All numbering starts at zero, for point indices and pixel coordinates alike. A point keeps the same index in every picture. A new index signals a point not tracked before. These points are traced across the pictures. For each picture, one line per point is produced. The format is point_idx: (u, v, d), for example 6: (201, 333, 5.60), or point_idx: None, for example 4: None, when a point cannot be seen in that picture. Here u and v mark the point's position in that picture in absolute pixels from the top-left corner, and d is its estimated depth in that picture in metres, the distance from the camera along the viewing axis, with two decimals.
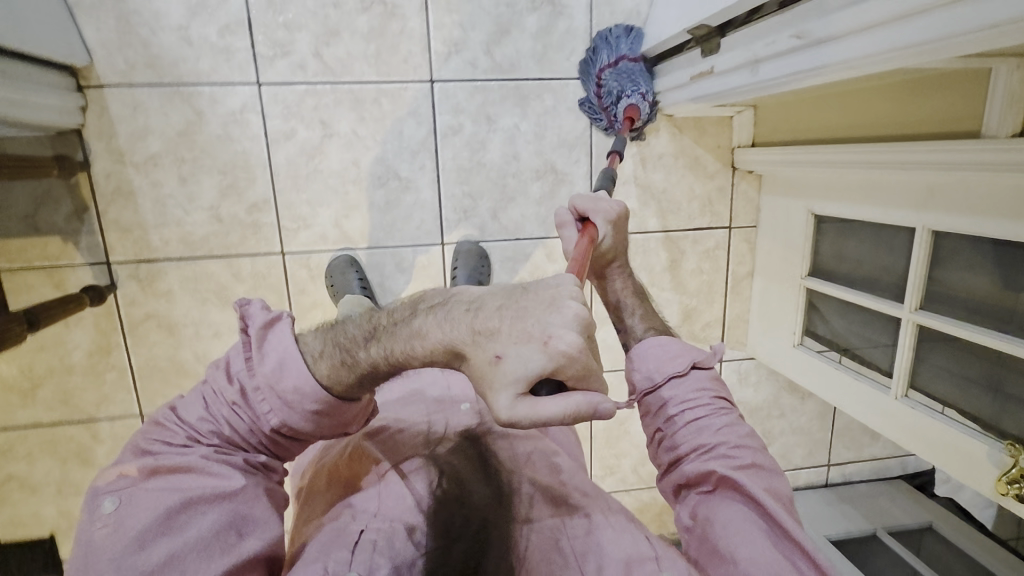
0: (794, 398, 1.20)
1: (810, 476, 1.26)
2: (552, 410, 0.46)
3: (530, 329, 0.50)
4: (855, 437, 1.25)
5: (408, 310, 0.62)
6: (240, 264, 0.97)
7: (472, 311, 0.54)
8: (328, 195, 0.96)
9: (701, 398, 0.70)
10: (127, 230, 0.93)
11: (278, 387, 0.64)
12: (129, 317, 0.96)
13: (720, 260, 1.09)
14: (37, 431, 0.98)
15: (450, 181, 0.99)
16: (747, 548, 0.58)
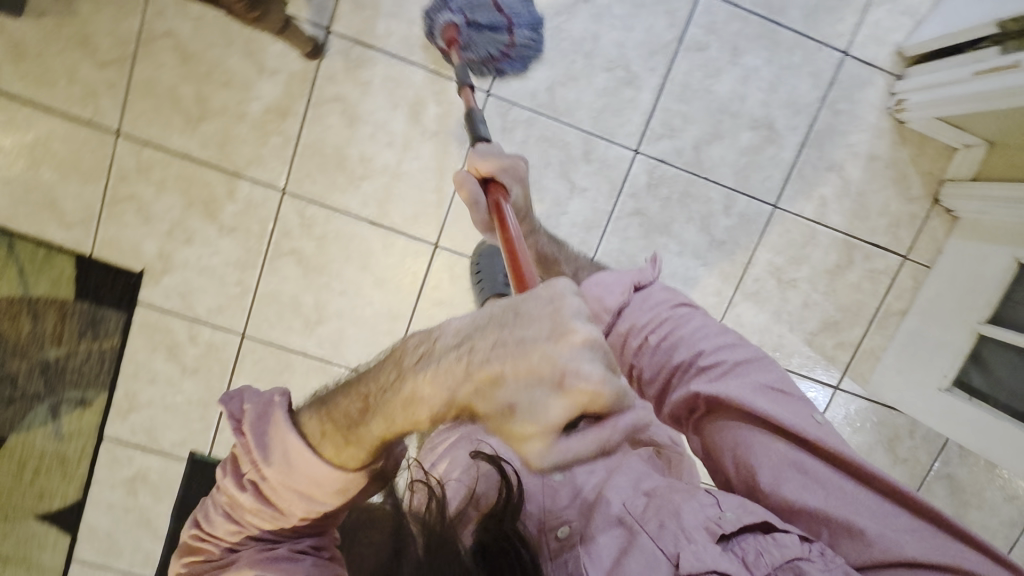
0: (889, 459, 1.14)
1: None
2: (574, 450, 0.42)
3: (536, 359, 0.42)
4: None
5: (393, 367, 0.51)
6: (445, 86, 0.97)
7: (468, 356, 0.45)
8: (556, 56, 0.97)
9: (659, 318, 0.70)
10: (360, 6, 0.94)
11: (291, 480, 0.58)
12: (319, 92, 0.96)
13: (881, 286, 1.06)
14: (181, 162, 0.97)
15: (654, 79, 0.98)
16: (770, 453, 0.58)
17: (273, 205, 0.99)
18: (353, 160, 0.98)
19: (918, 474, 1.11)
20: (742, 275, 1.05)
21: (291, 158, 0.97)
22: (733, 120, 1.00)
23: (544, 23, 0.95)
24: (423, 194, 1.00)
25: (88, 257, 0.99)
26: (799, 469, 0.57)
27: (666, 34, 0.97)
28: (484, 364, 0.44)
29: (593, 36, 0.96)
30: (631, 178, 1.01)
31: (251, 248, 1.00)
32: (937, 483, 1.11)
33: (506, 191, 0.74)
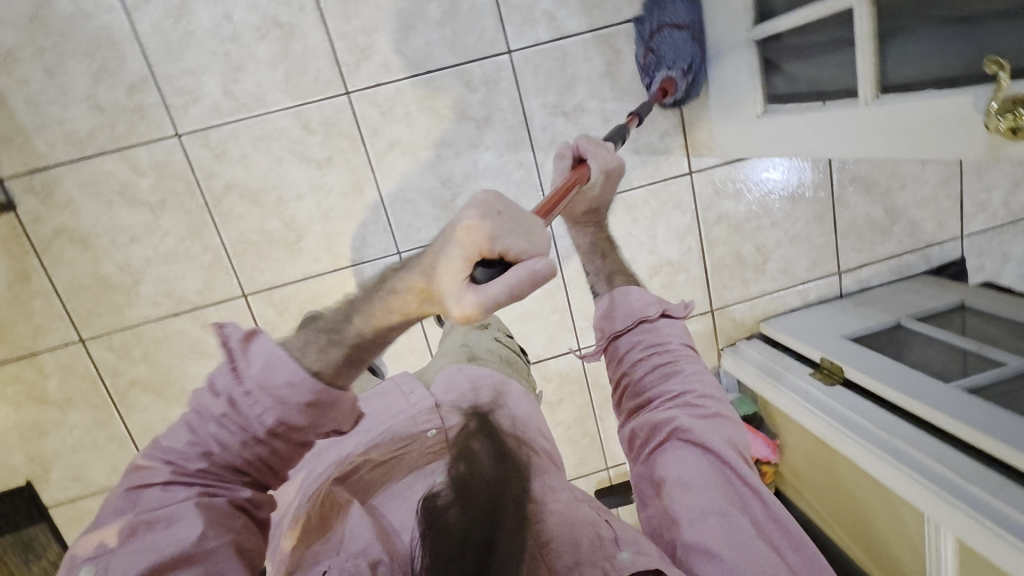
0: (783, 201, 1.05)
1: (820, 291, 1.11)
2: (486, 295, 0.44)
3: (438, 240, 0.47)
4: (863, 236, 1.08)
5: (377, 274, 0.54)
6: (137, 155, 0.91)
7: (411, 252, 0.51)
8: (209, 59, 0.89)
9: (671, 347, 0.73)
10: (8, 139, 0.89)
11: (271, 384, 0.49)
12: (37, 237, 0.92)
13: None
14: None
15: (310, 15, 0.89)
16: (701, 495, 0.60)
17: (84, 357, 0.98)
18: (115, 274, 0.95)
19: (820, 196, 1.06)
20: (526, 135, 0.98)
21: (65, 308, 0.95)
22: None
23: (171, 36, 0.88)
24: (197, 264, 0.96)
25: None
26: (722, 515, 0.59)
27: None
28: (428, 244, 0.48)
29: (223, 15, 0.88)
30: (363, 119, 0.94)
31: (98, 404, 1.00)
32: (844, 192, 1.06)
33: (589, 172, 0.71)
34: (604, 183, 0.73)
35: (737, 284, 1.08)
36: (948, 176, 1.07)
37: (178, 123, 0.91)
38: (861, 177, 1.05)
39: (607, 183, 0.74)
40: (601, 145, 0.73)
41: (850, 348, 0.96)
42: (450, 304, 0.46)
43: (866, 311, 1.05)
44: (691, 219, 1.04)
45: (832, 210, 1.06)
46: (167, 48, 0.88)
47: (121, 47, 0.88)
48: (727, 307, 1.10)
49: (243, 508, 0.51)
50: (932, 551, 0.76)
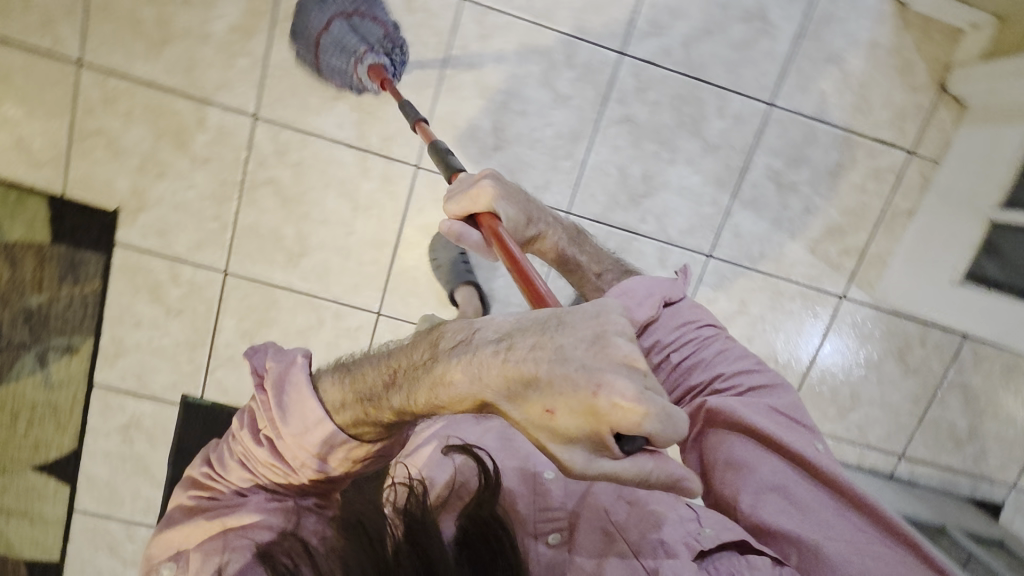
0: (897, 368, 1.19)
1: (878, 463, 1.24)
2: (614, 467, 0.40)
3: (575, 374, 0.39)
4: (937, 437, 1.24)
5: (428, 349, 0.51)
6: (376, 163, 1.02)
7: (504, 353, 0.44)
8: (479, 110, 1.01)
9: (682, 337, 0.75)
10: (281, 98, 0.99)
11: (307, 442, 0.61)
12: (251, 177, 1.02)
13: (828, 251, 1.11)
14: (124, 253, 1.04)
15: (590, 103, 1.02)
16: (756, 475, 0.66)
17: (216, 285, 1.06)
18: (290, 237, 1.05)
19: (927, 381, 1.20)
20: (706, 259, 1.10)
21: (230, 242, 1.04)
22: (674, 104, 1.03)
23: (489, 77, 1.00)
24: (372, 245, 1.06)
25: (61, 383, 1.09)
26: (782, 492, 0.66)
27: (607, 52, 1.00)
28: (521, 364, 0.42)
29: (527, 70, 1.00)
30: (579, 203, 1.06)
31: (199, 328, 1.08)
32: (949, 393, 1.21)
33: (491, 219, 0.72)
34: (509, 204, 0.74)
35: (820, 413, 1.20)
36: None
37: (442, 140, 1.02)
38: (966, 387, 1.21)
39: (512, 201, 0.74)
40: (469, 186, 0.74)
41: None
42: (570, 462, 0.41)
43: (909, 501, 1.17)
44: (809, 360, 1.17)
45: (929, 401, 1.21)
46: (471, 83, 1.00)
47: (430, 69, 0.99)
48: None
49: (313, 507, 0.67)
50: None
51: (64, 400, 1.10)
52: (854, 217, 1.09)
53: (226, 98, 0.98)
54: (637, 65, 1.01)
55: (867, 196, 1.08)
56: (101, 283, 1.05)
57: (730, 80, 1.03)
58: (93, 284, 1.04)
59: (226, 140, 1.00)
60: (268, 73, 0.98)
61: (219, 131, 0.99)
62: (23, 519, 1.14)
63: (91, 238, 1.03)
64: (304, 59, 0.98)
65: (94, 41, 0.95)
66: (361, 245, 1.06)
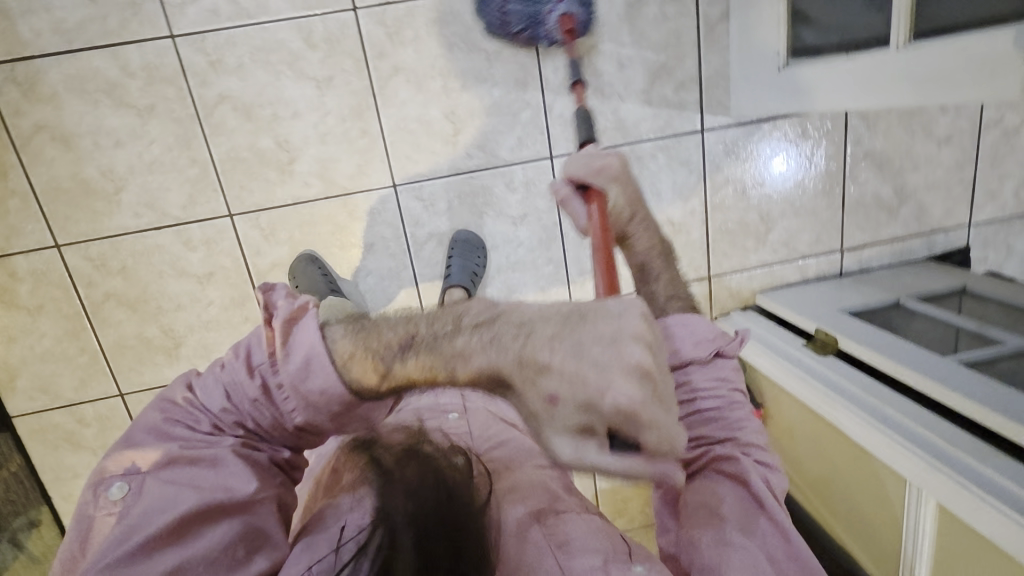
0: (793, 170, 1.12)
1: (822, 268, 1.19)
2: (618, 467, 0.48)
3: (606, 358, 0.48)
4: (869, 216, 1.17)
5: (450, 322, 0.57)
6: (191, 231, 1.00)
7: (524, 335, 0.53)
8: (254, 133, 0.97)
9: (722, 394, 0.72)
10: (69, 217, 0.96)
11: (304, 387, 0.57)
12: (90, 300, 1.01)
13: (664, 93, 1.04)
14: (24, 421, 1.05)
15: (352, 72, 0.96)
16: (724, 528, 0.63)
17: (121, 409, 1.07)
18: (158, 336, 1.04)
19: (831, 169, 1.13)
20: (549, 161, 1.05)
21: (108, 367, 1.04)
22: (434, 31, 0.96)
23: (244, 98, 0.95)
24: (234, 306, 1.05)
25: (41, 555, 1.13)
26: (738, 546, 0.62)
27: (340, 14, 0.93)
28: (537, 350, 0.51)
29: (275, 72, 0.94)
30: (399, 172, 1.02)
31: None
32: (859, 168, 1.14)
33: (603, 195, 0.83)
34: (620, 189, 0.84)
35: (740, 249, 1.15)
36: (961, 162, 1.15)
37: (238, 179, 0.98)
38: (874, 154, 1.13)
39: (623, 187, 0.84)
40: (596, 160, 0.83)
41: (837, 318, 1.01)
42: (557, 449, 0.49)
43: (861, 291, 1.12)
44: (702, 206, 1.11)
45: (842, 185, 1.14)
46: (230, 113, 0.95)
47: (186, 118, 0.95)
48: (724, 275, 1.16)
49: (282, 468, 0.61)
50: (912, 523, 0.77)
51: (54, 567, 1.14)
52: (671, 48, 1.01)
53: (21, 241, 0.96)
54: (376, 13, 0.93)
55: (674, 20, 1.00)
56: (22, 456, 1.07)
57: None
58: (15, 459, 1.07)
59: (45, 280, 0.99)
60: (43, 200, 0.95)
61: (36, 275, 0.98)
62: None
63: None
64: (67, 170, 0.94)
65: None
66: (224, 310, 1.05)
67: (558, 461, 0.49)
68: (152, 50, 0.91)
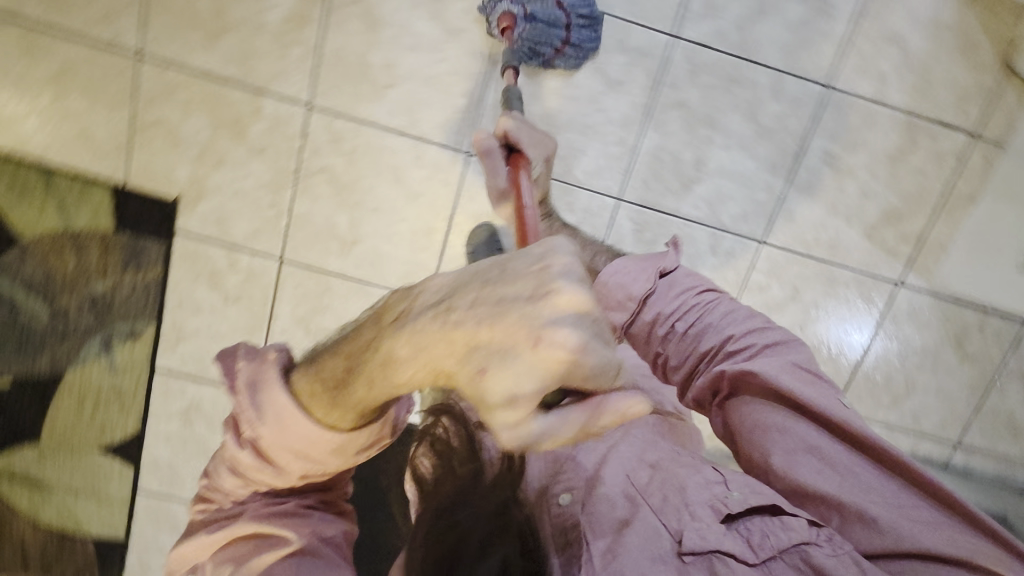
0: (954, 355, 1.16)
1: (932, 453, 1.22)
2: (555, 424, 0.42)
3: (526, 330, 0.41)
4: (995, 427, 1.20)
5: (373, 327, 0.49)
6: (426, 150, 1.03)
7: (444, 313, 0.43)
8: (530, 95, 1.01)
9: (686, 305, 0.76)
10: (334, 86, 1.00)
11: (286, 445, 0.59)
12: (306, 165, 1.03)
13: (885, 236, 1.08)
14: (183, 240, 1.06)
15: (641, 86, 1.01)
16: (786, 437, 0.68)
17: (272, 273, 1.08)
18: (343, 225, 1.06)
19: (984, 370, 1.17)
20: (758, 245, 1.08)
21: (285, 230, 1.06)
22: (726, 88, 1.01)
23: (540, 62, 1.00)
24: (422, 232, 1.07)
25: (123, 367, 1.13)
26: (818, 453, 0.67)
27: (659, 36, 0.99)
28: (461, 325, 0.42)
29: None
30: (629, 190, 1.05)
31: (255, 315, 1.10)
32: (1008, 382, 1.18)
33: (525, 160, 0.88)
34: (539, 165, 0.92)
35: (873, 402, 1.18)
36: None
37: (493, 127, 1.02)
38: None
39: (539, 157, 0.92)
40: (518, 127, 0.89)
41: None
42: (532, 437, 0.42)
43: (966, 493, 1.15)
44: (862, 349, 1.15)
45: (988, 390, 1.18)
46: (521, 70, 0.99)
47: (481, 55, 0.99)
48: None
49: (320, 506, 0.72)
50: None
51: (128, 384, 1.14)
52: (912, 200, 1.06)
53: (282, 86, 0.99)
54: (690, 49, 0.99)
55: (927, 178, 1.05)
56: (162, 270, 1.08)
57: (786, 62, 1.00)
58: (154, 271, 1.07)
59: (281, 130, 1.01)
60: (322, 62, 0.98)
61: (275, 120, 1.01)
62: (91, 498, 1.19)
63: (152, 225, 1.05)
64: (357, 47, 0.98)
65: (156, 32, 0.97)
66: (412, 232, 1.07)
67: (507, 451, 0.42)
68: None
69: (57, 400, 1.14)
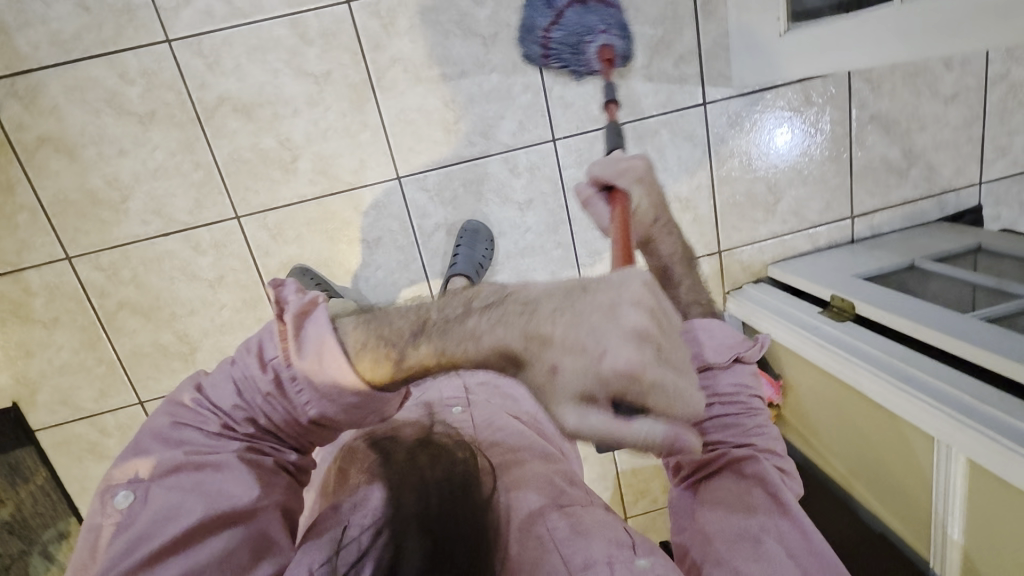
0: (799, 139, 1.11)
1: (832, 235, 1.17)
2: (616, 431, 0.45)
3: (588, 340, 0.46)
4: (878, 180, 1.15)
5: (459, 305, 0.56)
6: (199, 236, 1.00)
7: (527, 313, 0.52)
8: (256, 134, 0.97)
9: (745, 399, 0.70)
10: (79, 230, 0.97)
11: (319, 384, 0.56)
12: (104, 310, 1.01)
13: (663, 69, 1.03)
14: (46, 434, 1.06)
15: (351, 65, 0.96)
16: (734, 520, 0.63)
17: (141, 418, 1.08)
18: (173, 342, 1.05)
19: (837, 134, 1.11)
20: (553, 145, 1.04)
21: (126, 375, 1.05)
22: (427, 20, 0.95)
23: (244, 99, 0.95)
24: (246, 308, 1.05)
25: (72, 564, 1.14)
26: (760, 544, 0.61)
27: (334, 8, 0.93)
28: (543, 325, 0.49)
29: (274, 70, 0.94)
30: (403, 164, 1.01)
31: None
32: (866, 132, 1.12)
33: (624, 193, 0.81)
34: (643, 191, 0.86)
35: (750, 222, 1.14)
36: (969, 119, 1.13)
37: (243, 180, 0.98)
38: (879, 116, 1.11)
39: (646, 190, 0.86)
40: (620, 162, 0.84)
41: (861, 285, 0.98)
42: (563, 419, 0.47)
43: (877, 255, 1.11)
44: (709, 180, 1.11)
45: (850, 150, 1.13)
46: (233, 116, 0.95)
47: (186, 123, 0.95)
48: (734, 249, 1.15)
49: (288, 470, 0.60)
50: (942, 479, 0.75)
51: None
52: (667, 22, 1.00)
53: (32, 255, 0.97)
54: (370, 5, 0.93)
55: None
56: (47, 468, 1.08)
57: None
58: (41, 472, 1.08)
59: (58, 293, 0.99)
60: (51, 213, 0.96)
61: (49, 288, 0.99)
62: None
63: (10, 437, 1.05)
64: (74, 182, 0.95)
65: None
66: (238, 313, 1.05)
67: (564, 433, 0.46)
68: (150, 57, 0.91)
69: None
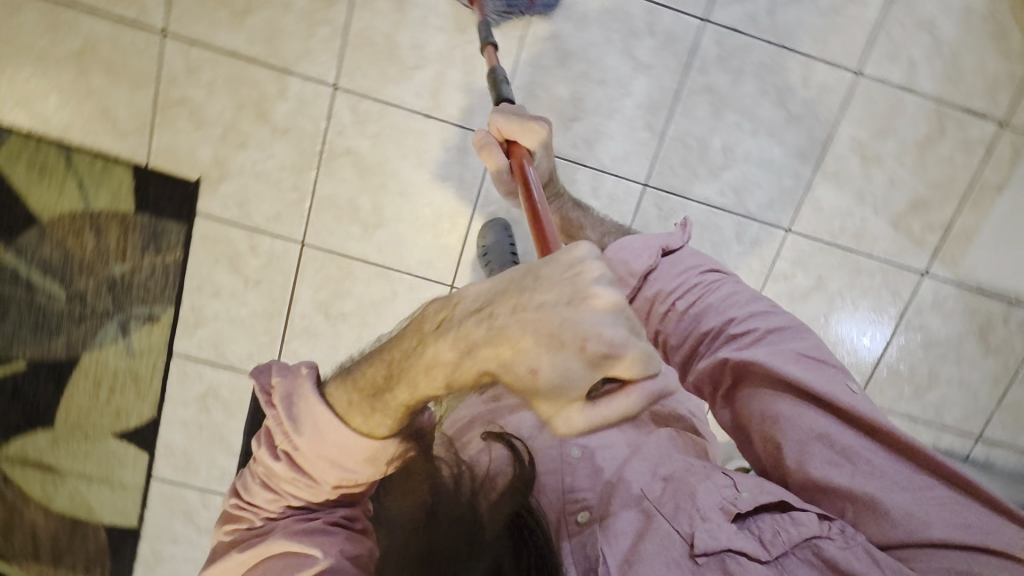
0: (978, 347, 1.15)
1: (955, 445, 1.20)
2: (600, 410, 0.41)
3: (557, 326, 0.40)
4: (1016, 419, 1.20)
5: (415, 335, 0.48)
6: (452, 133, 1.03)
7: (487, 317, 0.43)
8: (558, 79, 1.00)
9: (689, 287, 0.73)
10: (359, 69, 0.99)
11: (323, 450, 0.57)
12: (330, 148, 1.02)
13: (911, 226, 1.07)
14: (203, 223, 1.05)
15: (671, 71, 1.00)
16: (794, 424, 0.61)
17: (293, 257, 1.07)
18: (366, 209, 1.06)
19: (1009, 362, 1.16)
20: (785, 234, 1.07)
21: (308, 213, 1.05)
22: (753, 74, 1.00)
23: (569, 45, 0.99)
24: (445, 216, 1.07)
25: (140, 352, 1.11)
26: (826, 443, 0.60)
27: (689, 19, 0.98)
28: (504, 328, 0.42)
29: (608, 37, 0.99)
30: (656, 176, 1.04)
31: (275, 299, 1.09)
32: None
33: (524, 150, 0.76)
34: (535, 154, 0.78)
35: (895, 395, 1.17)
36: None
37: (520, 109, 1.01)
38: None
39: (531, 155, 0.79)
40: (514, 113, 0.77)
41: None
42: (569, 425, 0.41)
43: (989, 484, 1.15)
44: (887, 339, 1.14)
45: (1010, 382, 1.17)
46: (550, 54, 0.99)
47: (510, 37, 0.98)
48: None
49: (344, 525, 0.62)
50: None
51: (144, 368, 1.12)
52: (939, 189, 1.05)
53: (307, 66, 0.99)
54: (720, 33, 0.98)
55: (954, 167, 1.05)
56: (182, 254, 1.06)
57: (817, 48, 1.00)
58: (174, 254, 1.06)
59: (305, 110, 1.00)
60: (349, 42, 0.98)
61: (300, 101, 1.00)
62: (104, 485, 1.17)
63: (173, 207, 1.04)
64: (385, 29, 0.98)
65: (183, 11, 0.96)
66: (435, 216, 1.07)
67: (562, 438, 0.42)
68: None
69: (73, 384, 1.12)
